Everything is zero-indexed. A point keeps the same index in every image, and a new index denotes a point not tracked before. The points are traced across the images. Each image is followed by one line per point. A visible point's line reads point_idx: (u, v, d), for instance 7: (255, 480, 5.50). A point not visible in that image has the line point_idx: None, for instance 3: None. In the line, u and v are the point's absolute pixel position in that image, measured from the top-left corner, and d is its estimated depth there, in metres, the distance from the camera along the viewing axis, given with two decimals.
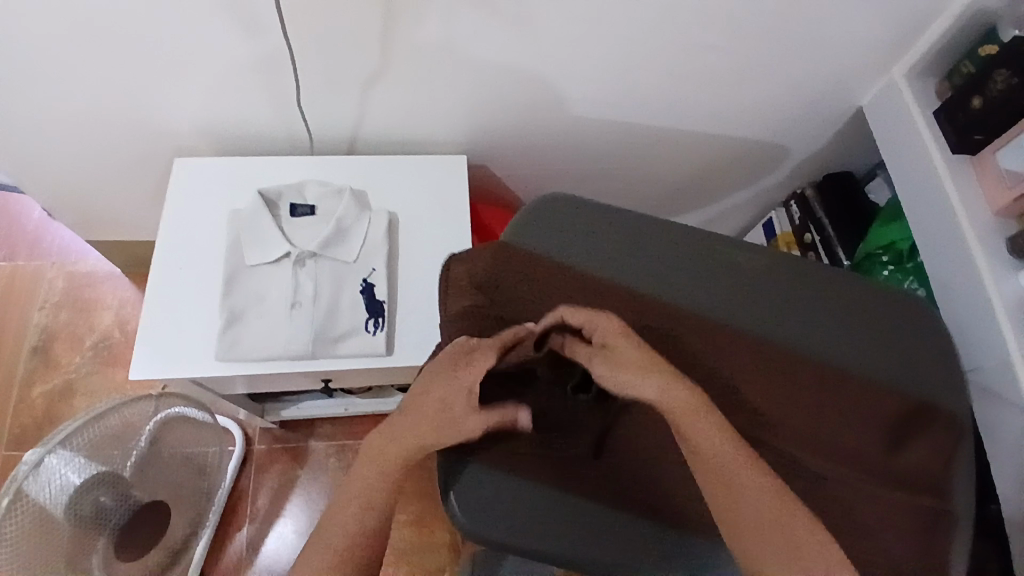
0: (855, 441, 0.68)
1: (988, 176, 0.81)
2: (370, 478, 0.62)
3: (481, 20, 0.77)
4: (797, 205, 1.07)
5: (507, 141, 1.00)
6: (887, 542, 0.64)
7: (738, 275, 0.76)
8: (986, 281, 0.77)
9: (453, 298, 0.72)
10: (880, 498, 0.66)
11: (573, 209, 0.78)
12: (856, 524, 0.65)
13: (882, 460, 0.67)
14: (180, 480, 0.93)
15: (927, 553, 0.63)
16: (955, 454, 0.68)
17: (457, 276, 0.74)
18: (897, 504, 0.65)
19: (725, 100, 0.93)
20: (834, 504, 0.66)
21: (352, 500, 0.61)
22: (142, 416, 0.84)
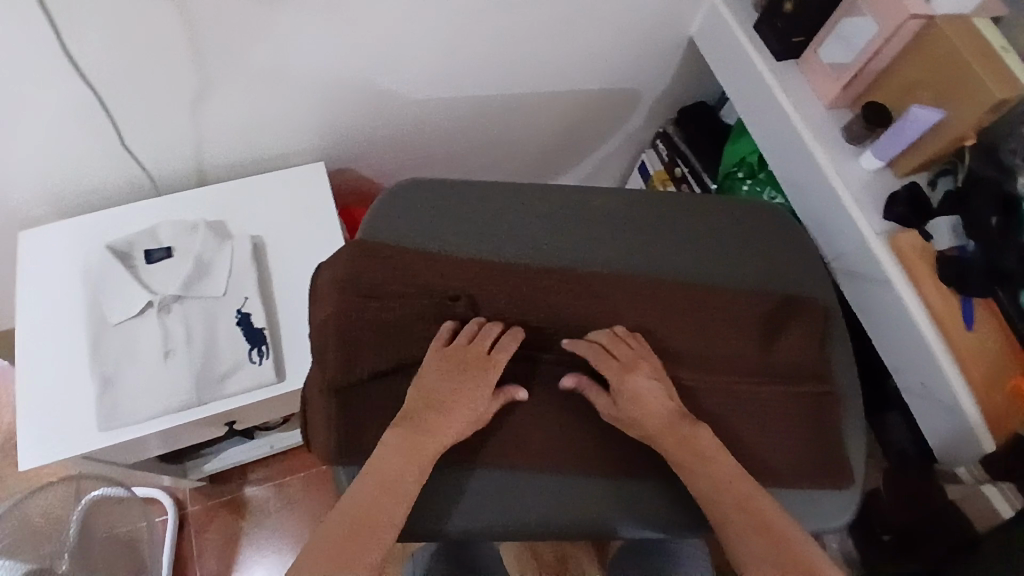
0: (739, 349, 0.71)
1: (814, 73, 0.85)
2: (386, 481, 0.60)
3: (293, 20, 0.74)
4: (662, 143, 1.12)
5: (364, 138, 0.97)
6: (777, 438, 0.68)
7: (597, 221, 0.77)
8: (830, 172, 0.81)
9: (317, 306, 0.70)
10: (767, 398, 0.69)
11: (426, 193, 0.77)
12: (751, 429, 0.68)
13: (764, 361, 0.71)
14: (117, 557, 0.94)
15: (817, 436, 0.69)
16: (827, 335, 0.73)
17: (320, 287, 0.71)
18: (783, 402, 0.69)
19: (565, 53, 0.94)
20: (729, 416, 0.69)
21: (375, 487, 0.60)
22: (64, 504, 0.86)
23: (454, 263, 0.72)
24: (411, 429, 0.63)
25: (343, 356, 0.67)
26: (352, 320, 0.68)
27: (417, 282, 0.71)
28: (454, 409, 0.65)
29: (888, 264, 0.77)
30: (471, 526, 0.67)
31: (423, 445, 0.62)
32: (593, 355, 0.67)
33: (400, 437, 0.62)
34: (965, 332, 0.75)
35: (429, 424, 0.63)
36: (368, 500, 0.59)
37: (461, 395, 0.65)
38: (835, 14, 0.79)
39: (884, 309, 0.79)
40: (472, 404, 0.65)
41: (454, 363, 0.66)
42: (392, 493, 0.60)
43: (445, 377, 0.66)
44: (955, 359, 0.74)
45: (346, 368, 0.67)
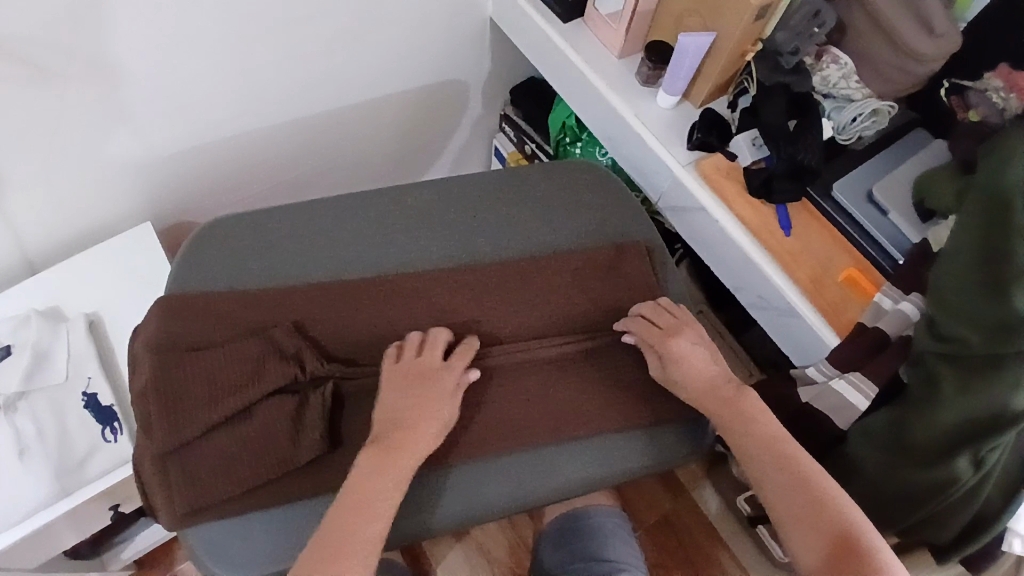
0: (561, 314, 0.75)
1: (598, 28, 0.86)
2: (360, 498, 0.61)
3: (65, 92, 0.73)
4: (508, 125, 1.13)
5: (196, 189, 0.97)
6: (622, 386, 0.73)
7: (409, 219, 0.79)
8: (630, 118, 0.82)
9: (139, 370, 0.69)
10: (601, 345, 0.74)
11: (233, 231, 0.77)
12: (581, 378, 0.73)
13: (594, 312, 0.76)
14: None
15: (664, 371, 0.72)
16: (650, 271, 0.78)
17: (139, 352, 0.69)
18: (612, 350, 0.74)
19: (370, 59, 0.94)
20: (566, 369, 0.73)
21: (355, 505, 0.60)
22: None
23: (268, 297, 0.73)
24: (385, 445, 0.64)
25: (164, 416, 0.65)
26: (168, 375, 0.67)
27: (235, 323, 0.71)
28: (420, 423, 0.65)
29: (699, 191, 0.78)
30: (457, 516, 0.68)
31: (398, 458, 0.63)
32: (642, 328, 0.72)
33: (377, 453, 0.63)
34: (782, 238, 0.76)
35: (399, 439, 0.64)
36: (347, 514, 0.60)
37: (424, 404, 0.66)
38: None
39: (705, 239, 0.80)
40: (439, 412, 0.67)
41: (408, 378, 0.68)
42: (366, 510, 0.60)
43: (403, 396, 0.67)
44: (784, 268, 0.75)
45: (170, 428, 0.65)
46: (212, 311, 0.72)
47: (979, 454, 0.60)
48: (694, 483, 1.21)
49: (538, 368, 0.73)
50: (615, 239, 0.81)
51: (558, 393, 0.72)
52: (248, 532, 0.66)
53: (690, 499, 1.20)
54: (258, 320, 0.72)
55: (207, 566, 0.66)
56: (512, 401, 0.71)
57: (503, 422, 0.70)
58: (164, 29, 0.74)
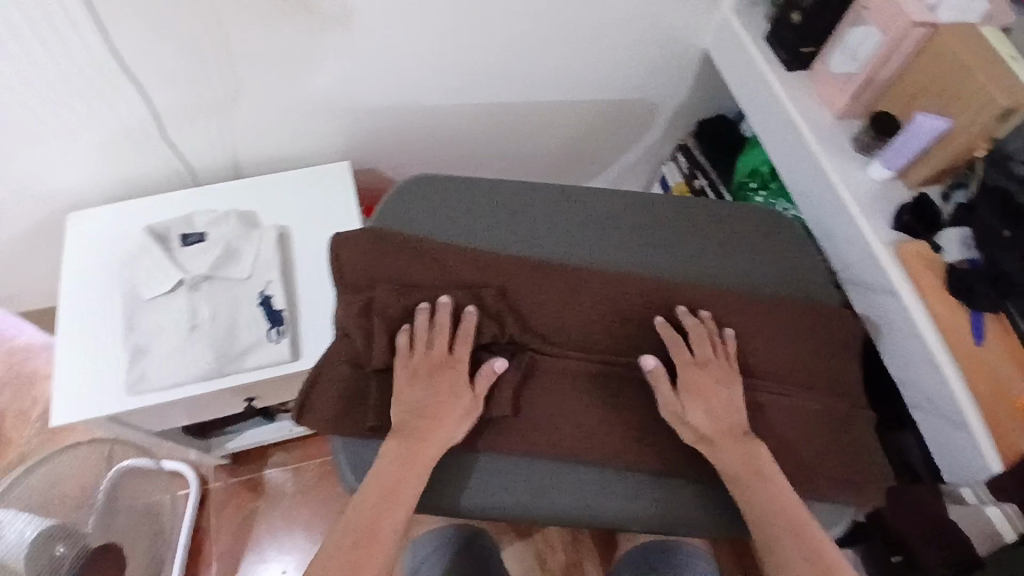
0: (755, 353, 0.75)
1: (824, 84, 0.85)
2: (398, 472, 0.65)
3: (317, 30, 0.81)
4: (682, 155, 1.12)
5: (389, 142, 1.03)
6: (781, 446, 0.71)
7: (603, 218, 0.81)
8: (835, 181, 0.81)
9: (345, 288, 0.75)
10: (779, 399, 0.72)
11: (444, 187, 0.82)
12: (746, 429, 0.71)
13: (774, 364, 0.74)
14: (137, 522, 1.02)
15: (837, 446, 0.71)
16: (841, 338, 0.75)
17: (350, 274, 0.75)
18: (781, 407, 0.72)
19: (578, 65, 0.97)
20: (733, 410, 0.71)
21: (383, 490, 0.64)
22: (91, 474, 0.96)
23: (486, 258, 0.76)
24: (408, 437, 0.67)
25: (382, 335, 0.72)
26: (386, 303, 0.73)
27: (448, 273, 0.75)
28: (439, 412, 0.68)
29: (898, 277, 0.76)
30: (491, 508, 0.70)
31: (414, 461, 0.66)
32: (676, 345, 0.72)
33: (395, 446, 0.66)
34: (970, 346, 0.71)
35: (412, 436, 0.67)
36: (372, 506, 0.63)
37: (439, 397, 0.69)
38: (840, 28, 0.81)
39: (888, 321, 0.79)
40: (459, 404, 0.69)
41: (426, 370, 0.70)
42: (393, 498, 0.63)
43: (425, 389, 0.69)
44: (965, 377, 0.72)
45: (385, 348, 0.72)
46: (417, 252, 0.76)
47: None
48: None
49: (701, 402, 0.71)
50: (796, 292, 0.79)
51: None
52: None
53: None
54: (474, 276, 0.75)
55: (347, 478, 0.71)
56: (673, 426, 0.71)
57: (644, 442, 0.72)
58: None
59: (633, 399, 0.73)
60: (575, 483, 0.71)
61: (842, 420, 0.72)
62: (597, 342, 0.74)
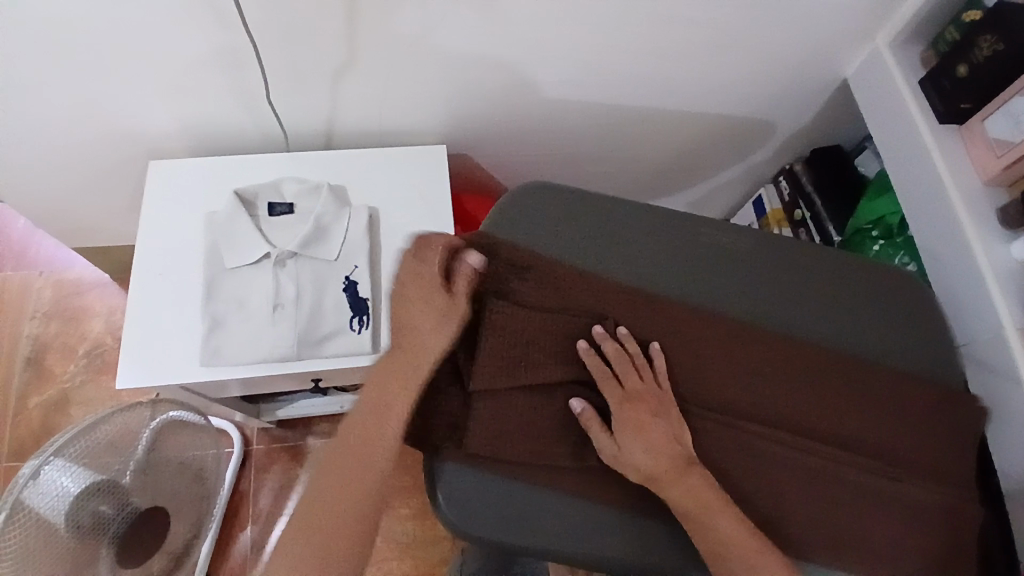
0: (874, 426, 0.69)
1: (978, 146, 0.79)
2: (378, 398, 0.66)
3: (452, 10, 0.76)
4: (786, 180, 1.07)
5: (490, 128, 0.97)
6: (891, 535, 0.66)
7: (727, 256, 0.76)
8: (978, 254, 0.76)
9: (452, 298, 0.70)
10: (902, 487, 0.66)
11: (563, 198, 0.77)
12: (862, 517, 0.66)
13: (900, 449, 0.68)
14: (180, 484, 0.96)
15: (954, 544, 0.66)
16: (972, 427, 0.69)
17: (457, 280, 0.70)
18: (898, 497, 0.66)
19: (705, 76, 0.91)
20: (853, 492, 0.66)
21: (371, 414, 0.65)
22: (140, 422, 0.89)
23: (607, 285, 0.71)
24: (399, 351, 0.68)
25: (487, 357, 0.66)
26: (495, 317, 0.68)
27: (564, 297, 0.70)
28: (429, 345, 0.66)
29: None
30: (467, 520, 0.64)
31: (359, 456, 0.64)
32: (679, 331, 0.70)
33: (368, 396, 0.66)
34: None
35: (375, 406, 0.66)
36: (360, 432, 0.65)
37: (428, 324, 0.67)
38: (1006, 91, 0.73)
39: (1006, 408, 0.73)
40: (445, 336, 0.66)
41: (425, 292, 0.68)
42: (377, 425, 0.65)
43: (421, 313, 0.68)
44: None
45: (490, 372, 0.65)
46: (534, 269, 0.71)
47: None
48: None
49: (819, 478, 0.66)
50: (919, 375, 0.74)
51: (828, 518, 0.65)
52: (493, 496, 0.65)
53: None
54: (593, 302, 0.70)
55: (440, 507, 0.65)
56: (788, 502, 0.66)
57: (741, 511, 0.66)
58: None
59: (741, 461, 0.66)
60: (648, 534, 0.66)
61: (950, 517, 0.66)
62: (714, 396, 0.68)
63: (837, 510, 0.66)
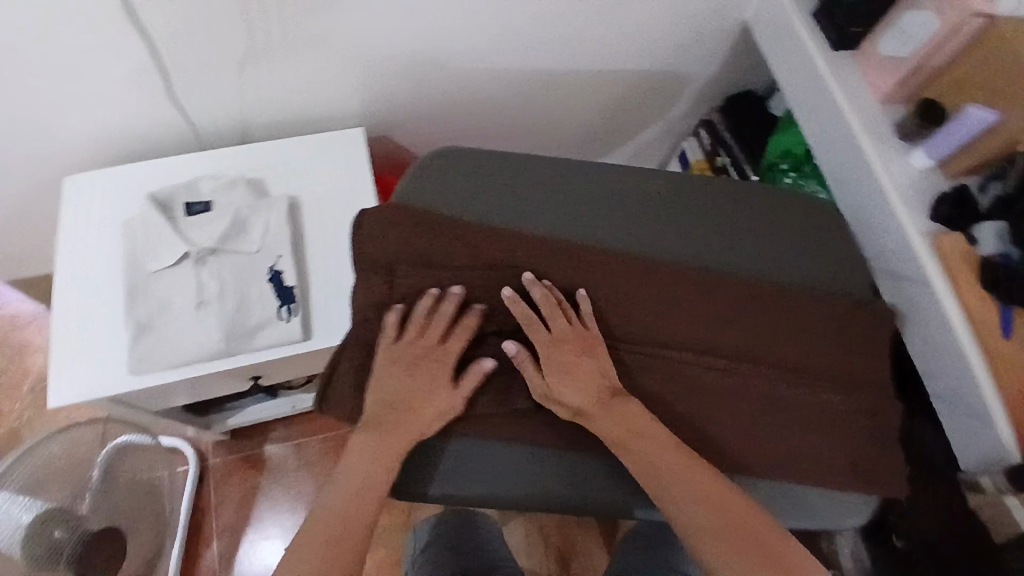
0: (790, 340, 0.71)
1: (871, 67, 0.82)
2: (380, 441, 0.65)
3: None
4: (704, 131, 1.09)
5: (407, 107, 0.97)
6: (818, 444, 0.68)
7: (640, 200, 0.79)
8: (880, 171, 0.79)
9: (372, 272, 0.71)
10: (824, 398, 0.69)
11: (473, 163, 0.78)
12: (789, 431, 0.68)
13: (821, 362, 0.70)
14: (141, 501, 0.96)
15: (879, 445, 0.69)
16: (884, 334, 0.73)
17: (373, 252, 0.71)
18: (821, 407, 0.69)
19: (610, 34, 0.93)
20: (779, 408, 0.68)
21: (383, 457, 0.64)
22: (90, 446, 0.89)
23: (522, 238, 0.72)
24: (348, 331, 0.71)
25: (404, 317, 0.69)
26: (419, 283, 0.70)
27: (475, 254, 0.71)
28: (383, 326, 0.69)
29: (932, 270, 0.75)
30: (449, 495, 0.69)
31: (353, 506, 0.62)
32: (598, 274, 0.71)
33: (364, 444, 0.65)
34: (1001, 339, 0.72)
35: (373, 454, 0.65)
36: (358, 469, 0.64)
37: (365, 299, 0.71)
38: (897, 7, 0.77)
39: (920, 312, 0.78)
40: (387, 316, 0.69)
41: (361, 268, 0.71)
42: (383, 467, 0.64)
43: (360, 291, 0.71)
44: (992, 374, 0.72)
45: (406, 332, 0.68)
46: (449, 232, 0.72)
47: None
48: None
49: (745, 398, 0.68)
50: (829, 291, 0.77)
51: (757, 437, 0.67)
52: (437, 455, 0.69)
53: None
54: (509, 257, 0.71)
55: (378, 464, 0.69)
56: (717, 426, 0.67)
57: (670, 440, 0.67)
58: None
59: (670, 391, 0.68)
60: (592, 475, 0.70)
61: (870, 424, 0.69)
62: (630, 331, 0.70)
63: (764, 427, 0.67)
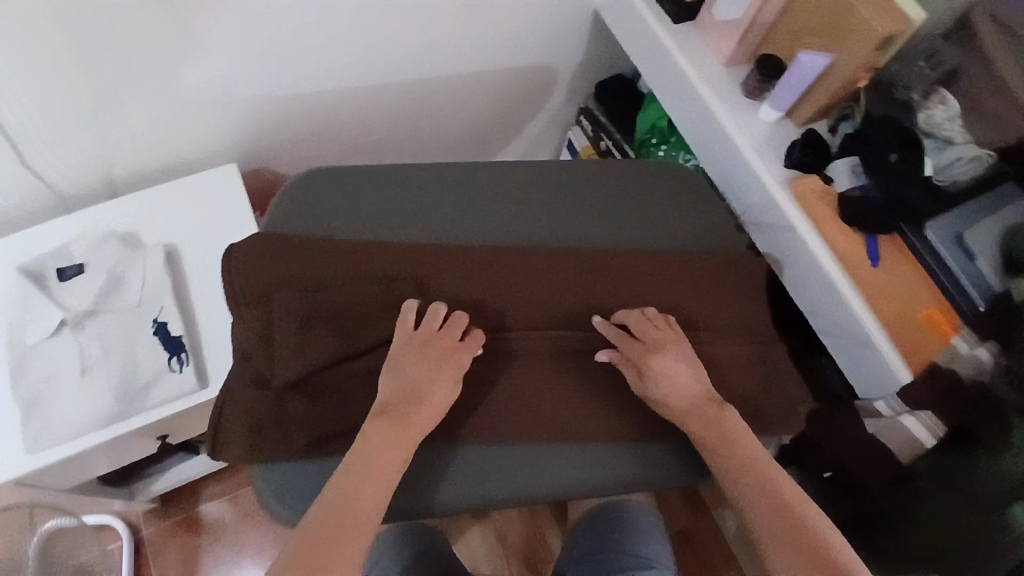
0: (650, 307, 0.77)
1: (710, 34, 0.86)
2: (384, 442, 0.62)
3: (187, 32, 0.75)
4: (585, 119, 1.13)
5: (279, 137, 0.97)
6: None
7: (506, 191, 0.81)
8: (733, 131, 0.83)
9: (244, 308, 0.69)
10: (701, 348, 0.74)
11: (334, 179, 0.78)
12: None
13: (694, 314, 0.76)
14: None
15: (762, 381, 0.74)
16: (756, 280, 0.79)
17: (244, 287, 0.70)
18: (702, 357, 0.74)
19: (469, 37, 0.94)
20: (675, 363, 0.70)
21: (394, 458, 0.62)
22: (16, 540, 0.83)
23: (396, 247, 0.74)
24: (237, 366, 0.68)
25: (287, 346, 0.67)
26: (293, 308, 0.68)
27: (355, 267, 0.72)
28: (286, 355, 0.67)
29: (793, 213, 0.79)
30: (467, 498, 0.68)
31: (363, 492, 0.59)
32: (473, 266, 0.74)
33: (380, 427, 0.63)
34: (870, 268, 0.77)
35: (384, 442, 0.62)
36: (358, 476, 0.60)
37: (249, 333, 0.68)
38: None
39: (791, 255, 0.82)
40: (285, 344, 0.67)
41: (240, 300, 0.69)
42: (383, 473, 0.61)
43: (245, 326, 0.68)
44: (865, 300, 0.76)
45: (292, 361, 0.67)
46: (320, 251, 0.72)
47: None
48: (714, 502, 1.21)
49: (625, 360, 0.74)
50: (700, 249, 0.81)
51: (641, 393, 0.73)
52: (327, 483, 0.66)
53: (709, 518, 1.21)
54: (385, 266, 0.72)
55: (270, 505, 0.66)
56: (607, 392, 0.72)
57: (558, 414, 0.71)
58: None
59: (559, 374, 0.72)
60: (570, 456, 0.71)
61: (754, 365, 0.75)
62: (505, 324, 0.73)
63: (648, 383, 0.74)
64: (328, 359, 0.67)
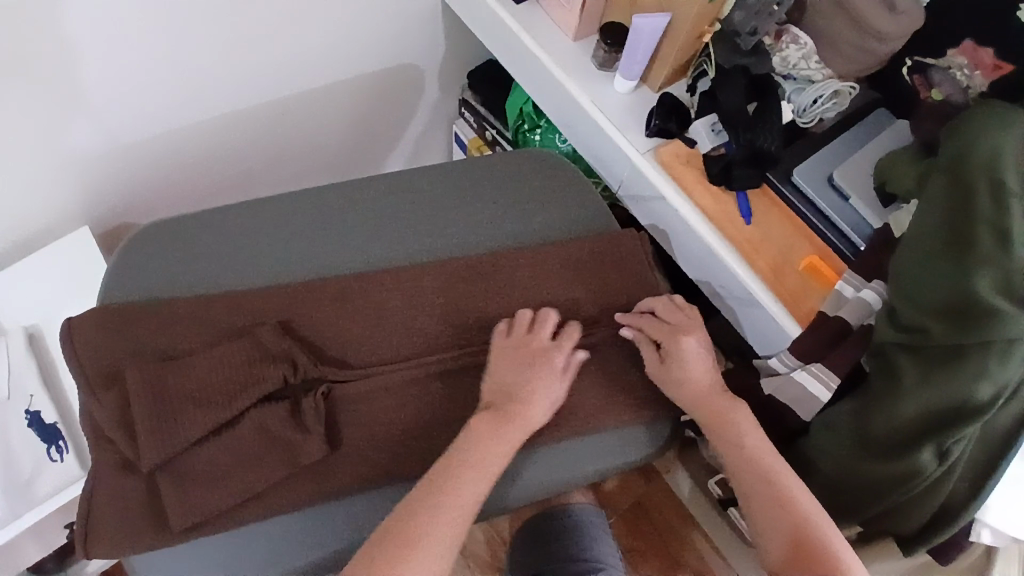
0: (527, 302, 0.75)
1: (552, 9, 0.83)
2: (490, 439, 0.64)
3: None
4: (466, 111, 1.10)
5: (140, 190, 0.92)
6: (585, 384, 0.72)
7: (366, 210, 0.78)
8: (587, 108, 0.80)
9: (101, 390, 0.66)
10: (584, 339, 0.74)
11: (179, 233, 0.75)
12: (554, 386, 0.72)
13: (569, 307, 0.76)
14: None
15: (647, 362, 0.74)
16: (629, 262, 0.78)
17: (96, 367, 0.67)
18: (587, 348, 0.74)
19: (314, 51, 0.90)
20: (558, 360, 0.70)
21: (488, 455, 0.63)
22: None
23: (254, 295, 0.71)
24: (105, 447, 0.66)
25: (145, 425, 0.64)
26: (149, 378, 0.65)
27: (211, 323, 0.70)
28: (145, 430, 0.64)
29: (661, 182, 0.77)
30: (532, 492, 0.71)
31: (462, 479, 0.61)
32: (337, 298, 0.72)
33: (484, 423, 0.65)
34: (743, 227, 0.75)
35: (488, 437, 0.64)
36: (447, 478, 0.61)
37: (110, 414, 0.65)
38: None
39: (668, 226, 0.80)
40: (144, 418, 0.64)
41: (96, 380, 0.67)
42: (479, 466, 0.62)
43: (104, 408, 0.65)
44: (743, 259, 0.74)
45: (153, 440, 0.63)
46: (170, 314, 0.69)
47: (942, 447, 0.60)
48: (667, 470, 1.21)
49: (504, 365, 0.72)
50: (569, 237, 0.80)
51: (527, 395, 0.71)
52: (205, 557, 0.66)
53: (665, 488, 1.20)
54: (243, 317, 0.70)
55: None
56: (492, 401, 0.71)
57: None
58: (90, 26, 0.70)
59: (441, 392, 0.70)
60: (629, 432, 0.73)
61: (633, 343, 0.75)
62: (380, 348, 0.71)
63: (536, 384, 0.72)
64: (194, 427, 0.64)
